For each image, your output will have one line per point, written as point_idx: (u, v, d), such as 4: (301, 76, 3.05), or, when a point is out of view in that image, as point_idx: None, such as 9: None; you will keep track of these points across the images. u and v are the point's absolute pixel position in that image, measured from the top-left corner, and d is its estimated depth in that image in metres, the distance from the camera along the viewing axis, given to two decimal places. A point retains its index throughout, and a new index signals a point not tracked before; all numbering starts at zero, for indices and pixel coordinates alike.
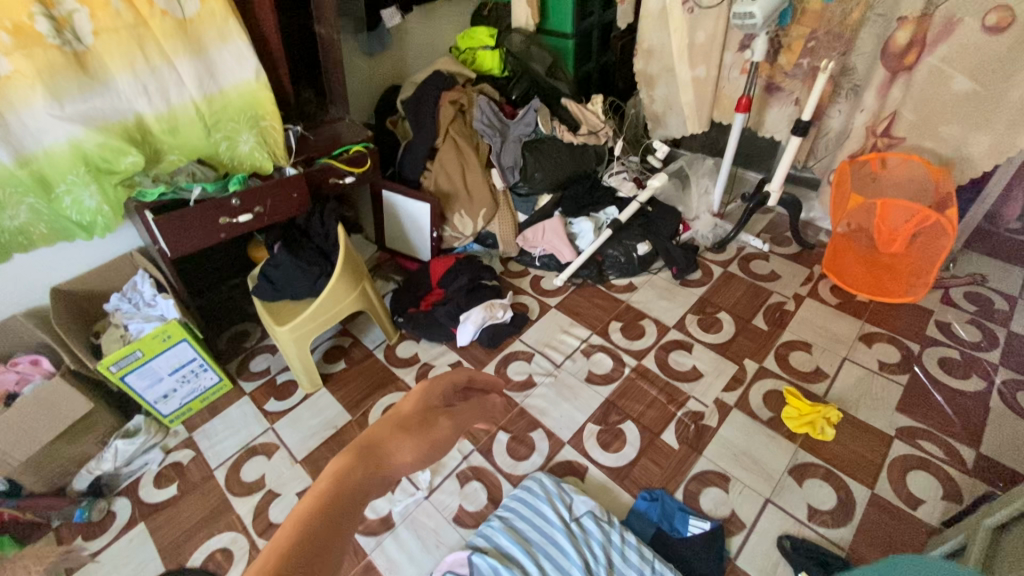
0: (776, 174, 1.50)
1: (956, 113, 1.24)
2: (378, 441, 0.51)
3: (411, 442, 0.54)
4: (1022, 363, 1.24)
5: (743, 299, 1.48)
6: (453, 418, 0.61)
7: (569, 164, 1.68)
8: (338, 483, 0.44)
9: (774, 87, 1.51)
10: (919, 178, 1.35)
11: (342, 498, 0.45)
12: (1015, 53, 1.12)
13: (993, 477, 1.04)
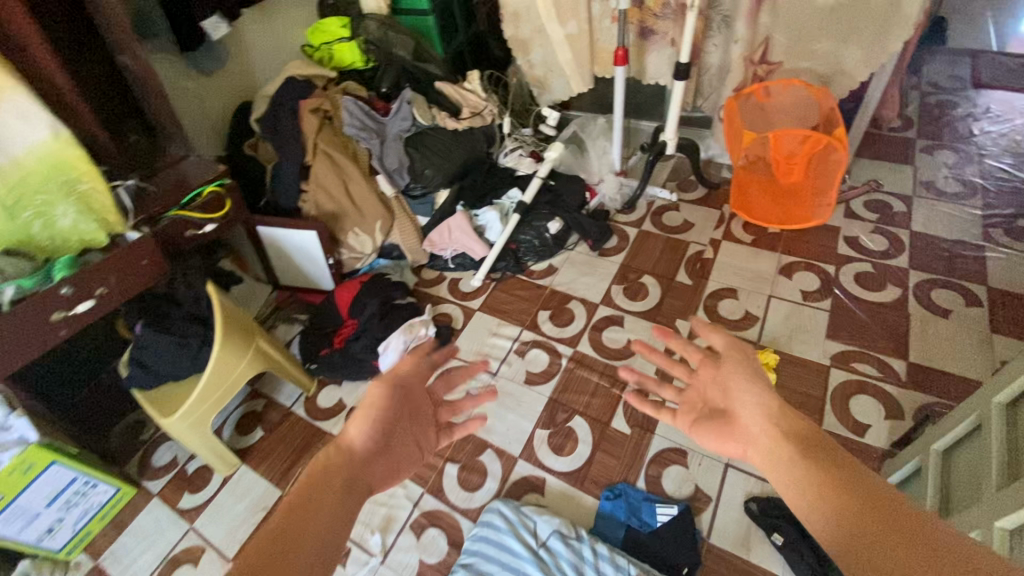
0: (669, 121, 1.48)
1: (825, 26, 1.27)
2: (324, 466, 0.62)
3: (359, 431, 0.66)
4: (927, 262, 1.30)
5: (663, 259, 1.45)
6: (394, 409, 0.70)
7: (460, 152, 1.56)
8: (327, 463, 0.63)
9: (647, 32, 1.48)
10: (803, 101, 1.34)
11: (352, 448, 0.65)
12: None
13: (925, 383, 1.09)
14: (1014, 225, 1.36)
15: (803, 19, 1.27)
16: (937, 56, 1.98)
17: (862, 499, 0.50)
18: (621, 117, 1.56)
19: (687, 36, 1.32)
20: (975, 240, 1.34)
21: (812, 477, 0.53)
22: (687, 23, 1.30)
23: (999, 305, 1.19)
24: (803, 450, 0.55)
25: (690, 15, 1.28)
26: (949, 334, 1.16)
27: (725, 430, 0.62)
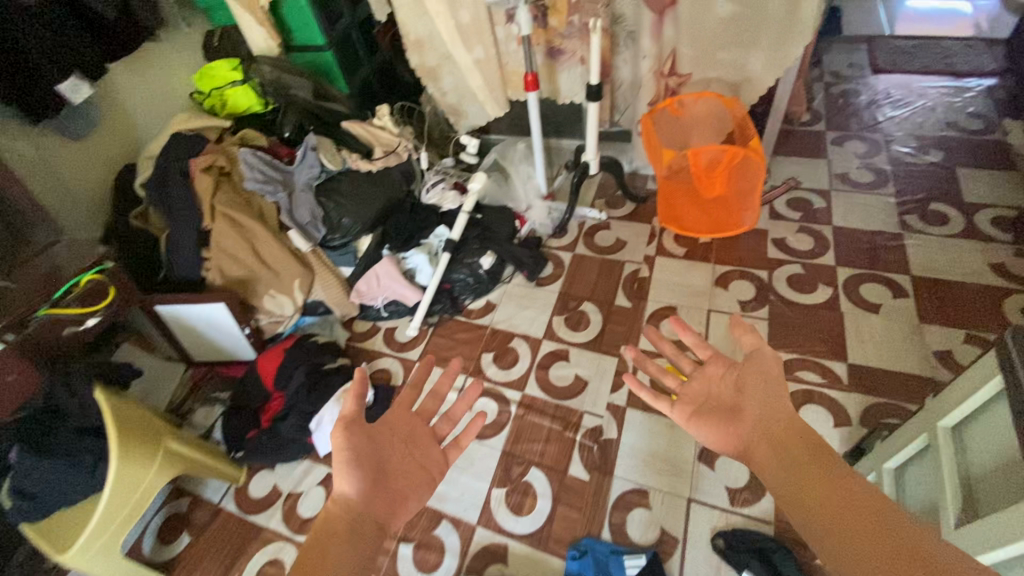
0: (588, 142, 1.47)
1: (726, 35, 1.29)
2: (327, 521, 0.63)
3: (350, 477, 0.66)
4: (852, 256, 1.36)
5: (600, 283, 1.44)
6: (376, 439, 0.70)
7: (378, 195, 1.46)
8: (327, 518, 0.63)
9: (555, 52, 1.47)
10: (714, 111, 1.39)
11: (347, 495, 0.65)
12: None
13: (865, 384, 1.11)
14: (926, 210, 1.44)
15: (705, 30, 1.29)
16: (834, 45, 2.07)
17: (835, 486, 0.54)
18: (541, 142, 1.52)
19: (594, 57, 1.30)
20: (892, 229, 1.41)
21: (791, 465, 0.58)
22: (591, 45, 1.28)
23: (923, 295, 1.25)
24: (789, 438, 0.59)
25: (594, 36, 1.27)
26: (880, 329, 1.21)
27: (725, 421, 0.65)
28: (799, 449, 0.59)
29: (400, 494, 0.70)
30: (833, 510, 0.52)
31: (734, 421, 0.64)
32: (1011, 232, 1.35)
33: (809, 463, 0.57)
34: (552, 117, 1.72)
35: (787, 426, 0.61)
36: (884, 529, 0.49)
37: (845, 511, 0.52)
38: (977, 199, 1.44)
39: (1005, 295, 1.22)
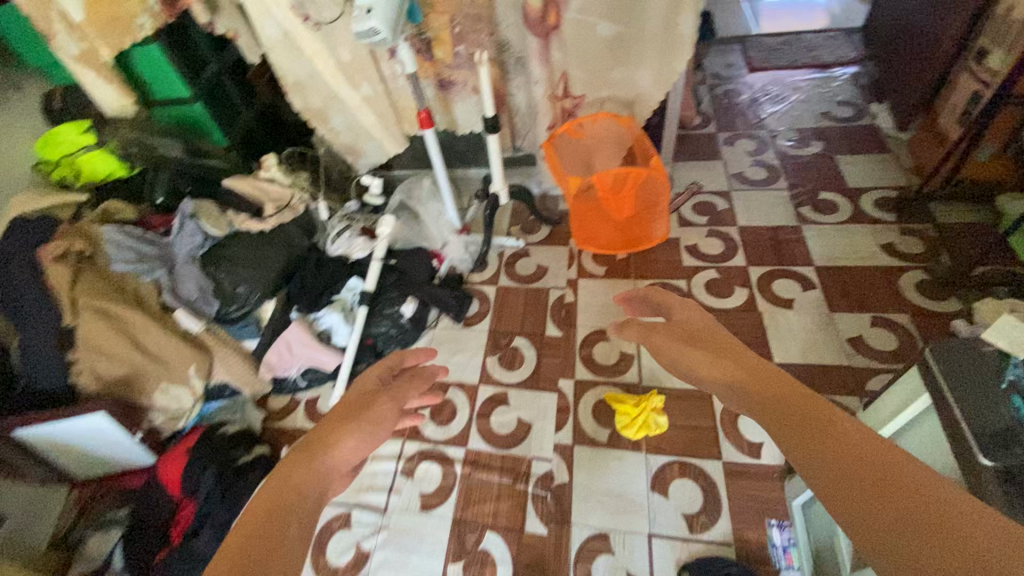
0: (494, 172, 1.44)
1: (614, 56, 1.31)
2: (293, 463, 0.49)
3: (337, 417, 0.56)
4: (761, 254, 1.43)
5: (529, 315, 1.40)
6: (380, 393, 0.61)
7: (276, 256, 1.32)
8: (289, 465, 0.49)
9: (446, 83, 1.43)
10: (612, 129, 1.43)
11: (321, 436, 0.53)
12: None
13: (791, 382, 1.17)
14: (816, 200, 1.54)
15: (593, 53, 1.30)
16: (711, 48, 2.18)
17: (835, 433, 0.42)
18: (446, 177, 1.45)
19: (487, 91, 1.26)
20: (790, 222, 1.50)
21: (790, 418, 0.45)
22: (482, 80, 1.24)
23: (828, 285, 1.33)
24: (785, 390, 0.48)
25: (483, 69, 1.23)
26: (796, 324, 1.28)
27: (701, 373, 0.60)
28: (789, 394, 0.48)
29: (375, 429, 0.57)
30: (831, 460, 0.40)
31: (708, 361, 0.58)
32: (894, 212, 1.46)
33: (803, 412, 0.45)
34: (454, 146, 1.66)
35: (778, 377, 0.51)
36: (905, 486, 0.37)
37: (857, 470, 0.39)
38: (859, 184, 1.56)
39: (898, 275, 1.33)
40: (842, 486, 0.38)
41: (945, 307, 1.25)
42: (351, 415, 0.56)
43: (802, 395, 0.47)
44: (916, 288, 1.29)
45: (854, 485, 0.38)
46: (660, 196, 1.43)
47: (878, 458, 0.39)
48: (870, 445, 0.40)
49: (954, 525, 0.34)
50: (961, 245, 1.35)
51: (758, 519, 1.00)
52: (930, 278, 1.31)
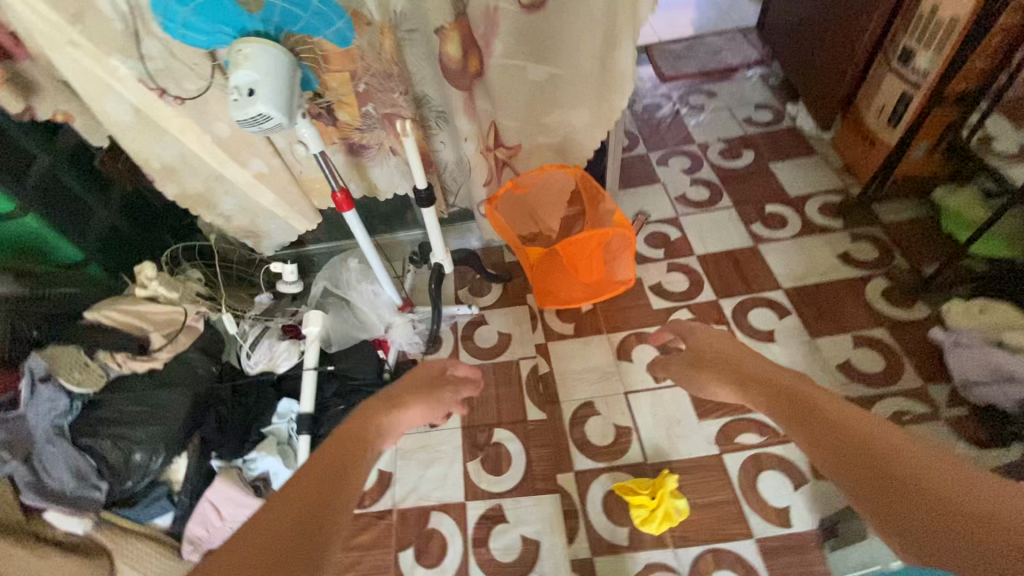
0: (433, 242, 1.24)
1: (548, 98, 1.17)
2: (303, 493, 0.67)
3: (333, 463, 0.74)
4: (728, 284, 1.37)
5: (503, 399, 1.22)
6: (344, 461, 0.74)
7: (175, 401, 1.02)
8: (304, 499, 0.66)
9: (358, 148, 1.21)
10: (557, 180, 1.33)
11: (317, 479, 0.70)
12: (561, 27, 1.05)
13: None
14: (763, 213, 1.51)
15: (525, 96, 1.16)
16: None
17: (863, 440, 0.59)
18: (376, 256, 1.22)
19: (415, 162, 1.07)
20: (746, 242, 1.45)
21: (833, 430, 0.62)
22: (408, 152, 1.05)
23: (802, 308, 1.30)
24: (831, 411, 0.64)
25: (407, 138, 1.04)
26: (783, 358, 1.22)
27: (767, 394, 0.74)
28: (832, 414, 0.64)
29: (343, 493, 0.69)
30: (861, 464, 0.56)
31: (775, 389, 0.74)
32: (839, 217, 1.46)
33: (840, 428, 0.62)
34: (375, 207, 1.42)
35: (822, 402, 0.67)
36: (913, 477, 0.53)
37: (877, 466, 0.55)
38: (799, 192, 1.55)
39: (863, 286, 1.32)
40: (855, 472, 0.57)
41: (915, 314, 1.25)
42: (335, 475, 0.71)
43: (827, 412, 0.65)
44: (884, 298, 1.29)
45: (877, 495, 0.54)
46: (621, 245, 1.30)
47: (890, 450, 0.56)
48: (902, 453, 0.56)
49: (954, 504, 0.50)
50: (910, 245, 1.38)
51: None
52: (893, 285, 1.31)
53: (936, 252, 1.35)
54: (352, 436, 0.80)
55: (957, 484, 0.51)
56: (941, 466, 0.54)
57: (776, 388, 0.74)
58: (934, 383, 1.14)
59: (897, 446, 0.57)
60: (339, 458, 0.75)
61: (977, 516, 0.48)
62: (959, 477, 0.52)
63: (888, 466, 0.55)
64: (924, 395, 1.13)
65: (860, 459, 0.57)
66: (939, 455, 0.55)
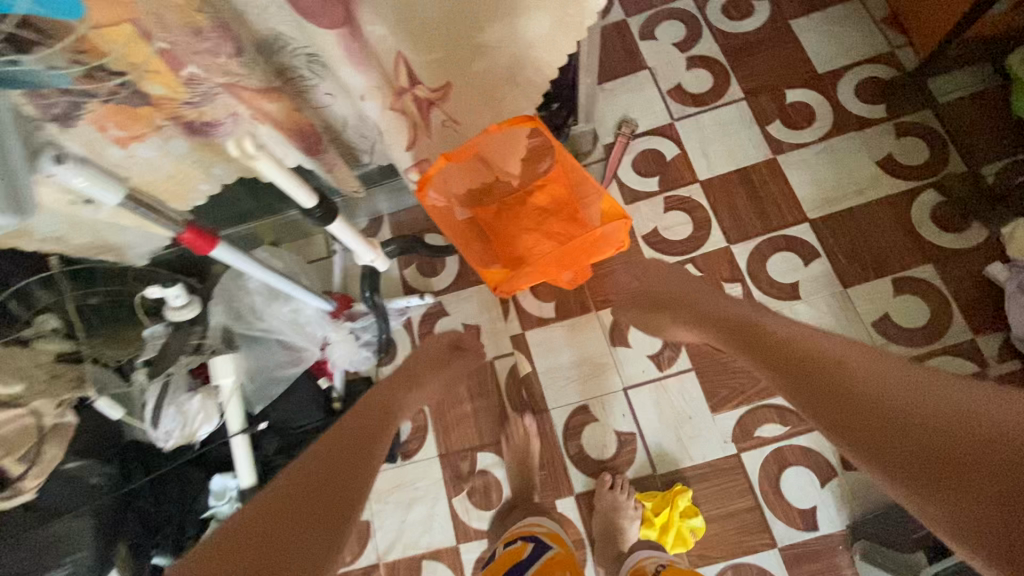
0: (354, 245, 0.90)
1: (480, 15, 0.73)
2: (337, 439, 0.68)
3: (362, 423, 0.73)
4: (740, 221, 1.08)
5: (483, 415, 1.03)
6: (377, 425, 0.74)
7: (71, 532, 0.82)
8: (337, 436, 0.69)
9: (200, 127, 0.78)
10: (508, 140, 0.96)
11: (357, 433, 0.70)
12: None
13: None
14: (784, 105, 1.14)
15: (444, 18, 0.72)
16: None
17: (783, 351, 0.70)
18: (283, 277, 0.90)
19: (288, 179, 0.67)
20: (762, 153, 1.11)
21: (754, 349, 0.74)
22: (271, 171, 0.65)
23: (833, 246, 1.04)
24: (743, 328, 0.78)
25: (259, 159, 0.64)
26: (808, 318, 1.01)
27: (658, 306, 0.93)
28: (752, 332, 0.76)
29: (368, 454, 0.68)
30: (805, 379, 0.64)
31: (732, 321, 0.80)
32: (881, 101, 1.11)
33: (779, 344, 0.71)
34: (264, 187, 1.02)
35: (759, 330, 0.76)
36: (837, 378, 0.61)
37: (813, 375, 0.63)
38: (831, 64, 1.15)
39: (907, 207, 1.05)
40: (818, 396, 0.61)
41: (969, 241, 1.01)
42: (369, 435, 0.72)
43: (764, 335, 0.74)
44: (934, 222, 1.03)
45: (797, 393, 0.65)
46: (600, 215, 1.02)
47: (846, 375, 0.60)
48: (838, 362, 0.63)
49: (839, 383, 0.60)
50: (970, 135, 1.07)
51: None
52: (945, 200, 1.04)
53: (1002, 144, 1.05)
54: (378, 402, 0.80)
55: (905, 396, 0.53)
56: (857, 365, 0.61)
57: (731, 322, 0.80)
58: (983, 334, 0.96)
59: (852, 367, 0.61)
60: (355, 434, 0.70)
61: (871, 395, 0.56)
62: (911, 386, 0.55)
63: (847, 391, 0.58)
64: (971, 350, 0.96)
65: (822, 389, 0.61)
66: (888, 369, 0.58)
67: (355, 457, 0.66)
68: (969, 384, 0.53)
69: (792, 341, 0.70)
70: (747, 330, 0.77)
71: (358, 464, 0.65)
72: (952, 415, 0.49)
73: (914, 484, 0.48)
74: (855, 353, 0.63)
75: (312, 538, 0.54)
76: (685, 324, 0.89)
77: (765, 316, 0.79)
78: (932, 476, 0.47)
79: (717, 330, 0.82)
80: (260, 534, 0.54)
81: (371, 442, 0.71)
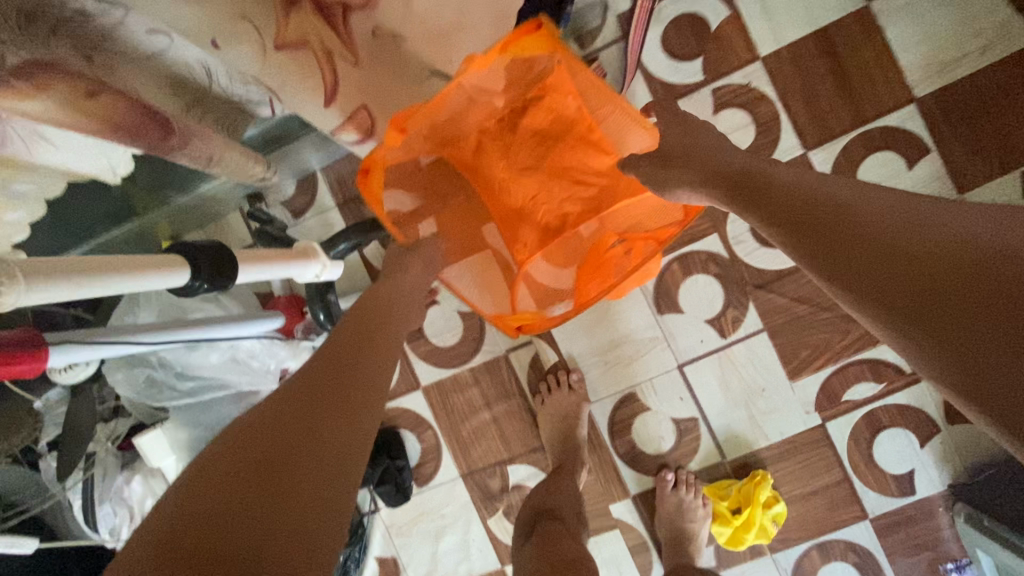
0: (284, 268, 0.59)
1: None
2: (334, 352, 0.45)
3: (362, 330, 0.50)
4: (819, 115, 0.77)
5: (506, 422, 0.83)
6: (383, 334, 0.51)
7: None
8: (328, 352, 0.45)
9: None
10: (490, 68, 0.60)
11: (354, 343, 0.47)
12: None
13: None
14: None
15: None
16: None
17: (772, 193, 0.44)
18: (202, 323, 0.60)
19: (77, 290, 0.35)
20: (851, 2, 0.75)
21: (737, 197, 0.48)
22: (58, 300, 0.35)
23: (945, 135, 0.76)
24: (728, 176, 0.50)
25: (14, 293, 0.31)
26: None
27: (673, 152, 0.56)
28: (740, 176, 0.49)
29: (380, 372, 0.46)
30: (803, 223, 0.39)
31: (717, 175, 0.51)
32: None
33: (777, 186, 0.45)
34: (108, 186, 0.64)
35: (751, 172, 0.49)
36: (848, 223, 0.36)
37: (815, 220, 0.39)
38: None
39: None
40: (795, 219, 0.40)
41: None
42: (367, 349, 0.47)
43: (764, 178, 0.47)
44: None
45: (788, 237, 0.41)
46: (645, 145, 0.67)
47: (835, 199, 0.39)
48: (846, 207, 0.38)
49: (853, 229, 0.36)
50: None
51: (931, 571, 0.79)
52: None
53: None
54: (384, 295, 0.58)
55: (924, 245, 0.32)
56: (879, 205, 0.37)
57: (725, 172, 0.51)
58: None
59: (847, 195, 0.39)
60: (372, 332, 0.50)
61: (902, 251, 0.32)
62: (919, 212, 0.35)
63: (842, 235, 0.36)
64: None
65: (805, 226, 0.39)
66: (894, 197, 0.38)
67: (354, 373, 0.43)
68: (991, 207, 0.33)
69: (775, 176, 0.47)
70: (739, 173, 0.50)
71: (364, 386, 0.43)
72: (979, 237, 0.31)
73: (918, 332, 0.30)
74: (842, 183, 0.42)
75: (325, 486, 0.34)
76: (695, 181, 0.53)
77: (747, 158, 0.53)
78: (934, 328, 0.29)
79: (698, 177, 0.53)
80: (268, 441, 0.35)
81: (374, 354, 0.48)
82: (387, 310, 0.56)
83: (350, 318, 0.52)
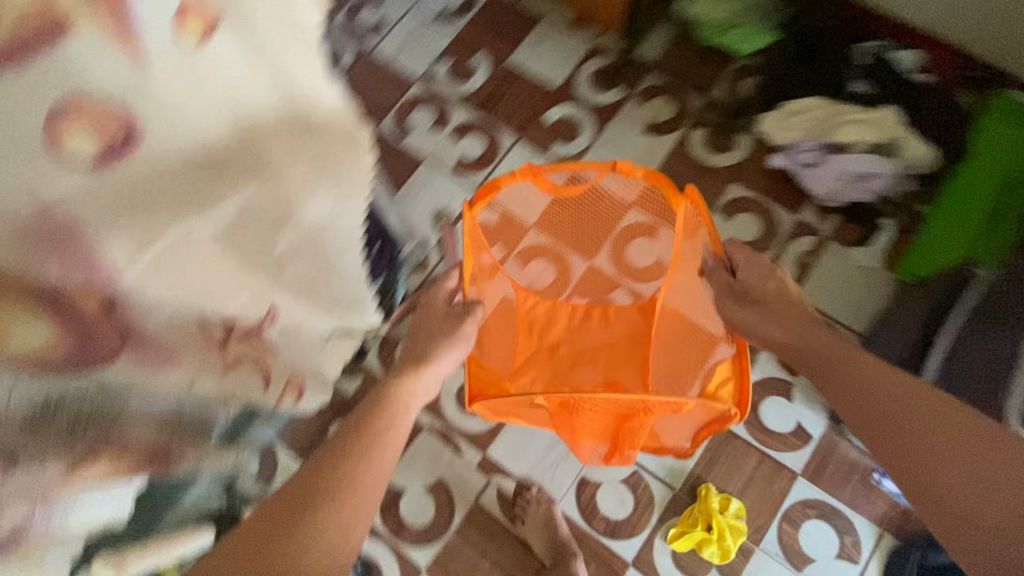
0: None
1: (257, 158, 0.53)
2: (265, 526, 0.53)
3: (300, 504, 0.55)
4: None
5: (506, 559, 0.95)
6: (322, 513, 0.54)
7: None
8: (269, 516, 0.54)
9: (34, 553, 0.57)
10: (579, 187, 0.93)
11: (293, 513, 0.54)
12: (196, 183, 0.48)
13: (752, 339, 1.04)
14: (553, 120, 1.20)
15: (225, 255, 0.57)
16: None
17: (856, 390, 0.66)
18: None
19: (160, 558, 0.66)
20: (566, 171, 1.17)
21: (827, 380, 0.70)
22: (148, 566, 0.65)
23: None
24: (818, 362, 0.71)
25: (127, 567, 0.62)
26: None
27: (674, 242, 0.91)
28: (828, 359, 0.71)
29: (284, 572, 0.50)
30: (881, 423, 0.63)
31: (814, 365, 0.72)
32: (614, 86, 1.20)
33: (856, 383, 0.67)
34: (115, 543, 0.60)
35: (833, 356, 0.70)
36: (911, 434, 0.61)
37: (889, 426, 0.63)
38: (560, 71, 1.22)
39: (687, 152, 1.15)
40: (875, 418, 0.64)
41: (738, 153, 1.14)
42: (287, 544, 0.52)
43: (843, 368, 0.69)
44: (711, 151, 1.15)
45: (866, 428, 0.65)
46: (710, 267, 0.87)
47: (892, 400, 0.63)
48: (910, 419, 0.62)
49: (915, 441, 0.61)
50: (686, 74, 1.19)
51: (868, 488, 0.96)
52: (708, 130, 1.16)
53: (709, 66, 1.19)
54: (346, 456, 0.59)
55: (963, 460, 0.58)
56: (936, 423, 0.60)
57: (813, 350, 0.73)
58: (803, 209, 1.10)
59: (910, 404, 0.62)
60: (301, 505, 0.55)
61: (949, 467, 0.58)
62: (947, 423, 0.60)
63: (909, 442, 0.61)
64: (805, 227, 1.09)
65: (881, 425, 0.63)
66: (942, 408, 0.61)
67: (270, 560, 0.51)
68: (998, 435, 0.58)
69: (855, 363, 0.68)
70: (825, 358, 0.71)
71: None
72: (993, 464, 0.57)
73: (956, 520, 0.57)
74: (902, 379, 0.65)
75: None
76: (771, 337, 0.78)
77: (827, 335, 0.73)
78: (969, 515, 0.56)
79: (794, 352, 0.75)
80: None
81: (300, 534, 0.52)
82: (345, 466, 0.59)
83: (313, 480, 0.57)
